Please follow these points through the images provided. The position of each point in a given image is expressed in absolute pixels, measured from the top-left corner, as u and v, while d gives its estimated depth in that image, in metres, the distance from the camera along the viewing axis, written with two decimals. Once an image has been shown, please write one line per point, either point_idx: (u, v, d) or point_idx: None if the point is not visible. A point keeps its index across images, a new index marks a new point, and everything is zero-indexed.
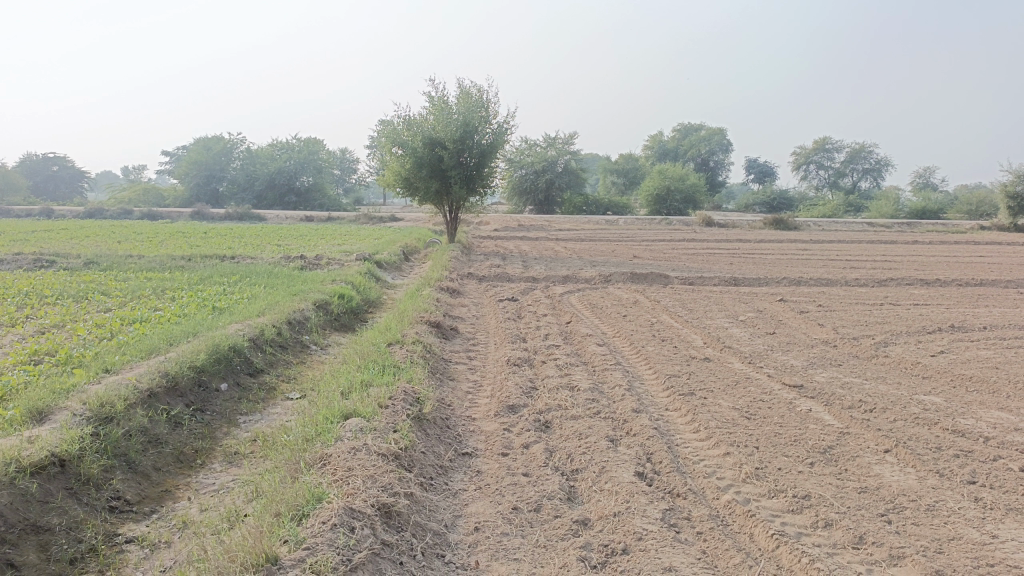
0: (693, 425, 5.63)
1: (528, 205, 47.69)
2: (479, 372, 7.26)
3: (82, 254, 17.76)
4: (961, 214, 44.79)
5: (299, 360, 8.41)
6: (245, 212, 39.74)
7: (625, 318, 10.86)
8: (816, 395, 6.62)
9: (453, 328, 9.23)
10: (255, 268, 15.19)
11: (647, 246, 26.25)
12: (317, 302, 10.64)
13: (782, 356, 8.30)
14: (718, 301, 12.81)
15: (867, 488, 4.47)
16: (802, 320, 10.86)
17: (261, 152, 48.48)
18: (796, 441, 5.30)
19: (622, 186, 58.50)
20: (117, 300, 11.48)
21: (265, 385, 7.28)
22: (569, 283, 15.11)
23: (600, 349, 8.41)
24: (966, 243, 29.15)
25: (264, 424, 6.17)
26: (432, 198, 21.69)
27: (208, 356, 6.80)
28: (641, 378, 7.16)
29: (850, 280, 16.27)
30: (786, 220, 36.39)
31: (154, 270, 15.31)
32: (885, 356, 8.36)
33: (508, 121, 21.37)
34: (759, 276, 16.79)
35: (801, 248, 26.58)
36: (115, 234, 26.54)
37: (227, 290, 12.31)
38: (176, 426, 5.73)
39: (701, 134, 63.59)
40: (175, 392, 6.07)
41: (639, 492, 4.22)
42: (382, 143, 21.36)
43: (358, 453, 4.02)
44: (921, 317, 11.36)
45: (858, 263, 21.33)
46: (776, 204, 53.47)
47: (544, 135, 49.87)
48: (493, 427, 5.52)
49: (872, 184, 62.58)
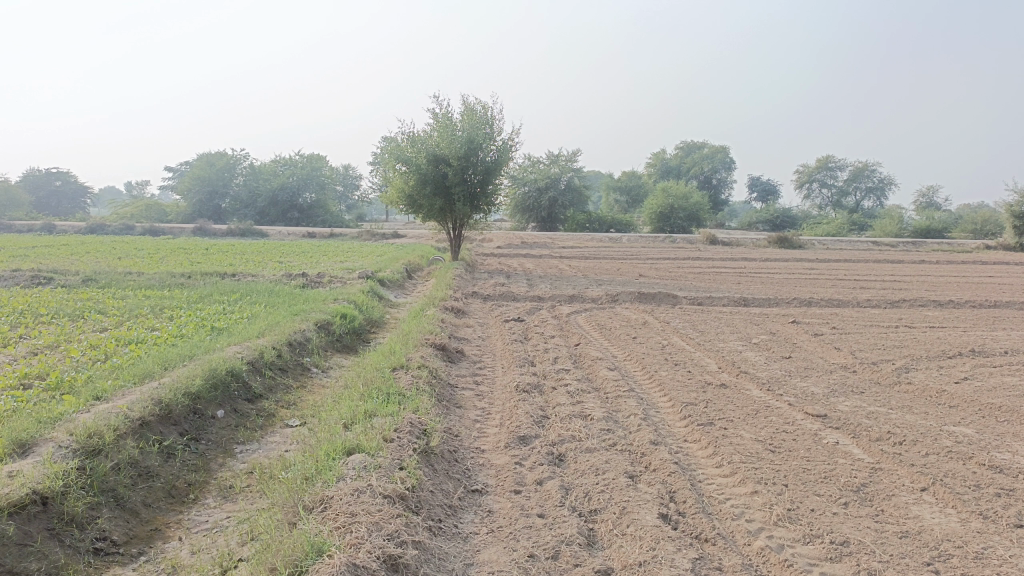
0: (715, 459, 5.31)
1: (531, 222, 47.51)
2: (487, 399, 6.95)
3: (81, 271, 17.50)
4: (966, 233, 44.51)
5: (300, 384, 8.12)
6: (247, 228, 39.55)
7: (635, 340, 10.55)
8: (841, 426, 6.30)
9: (459, 351, 8.93)
10: (256, 286, 14.92)
11: (652, 265, 26.01)
12: (318, 322, 10.36)
13: (802, 383, 7.97)
14: (729, 323, 12.51)
15: (909, 533, 4.15)
16: (818, 344, 10.54)
17: (264, 169, 48.40)
18: (826, 478, 4.98)
19: (625, 204, 58.35)
20: (113, 319, 11.20)
21: (264, 411, 6.97)
22: (576, 303, 14.82)
23: (611, 374, 8.10)
24: (973, 263, 28.85)
25: (262, 455, 5.87)
26: (435, 215, 21.46)
27: (204, 381, 6.50)
28: (657, 406, 6.85)
29: (861, 301, 15.94)
30: (791, 239, 36.14)
31: (153, 287, 15.04)
32: (908, 384, 8.03)
33: (513, 137, 21.18)
34: (768, 296, 16.48)
35: (807, 267, 26.30)
36: (116, 250, 26.31)
37: (226, 309, 12.03)
38: (168, 457, 5.42)
39: (704, 152, 63.51)
40: (168, 421, 5.77)
41: (665, 538, 3.91)
42: (386, 160, 21.15)
43: (361, 496, 3.70)
44: (938, 341, 11.04)
45: (867, 283, 21.02)
46: (780, 222, 53.26)
47: (547, 152, 49.76)
48: (504, 461, 5.21)
49: (875, 203, 62.37)
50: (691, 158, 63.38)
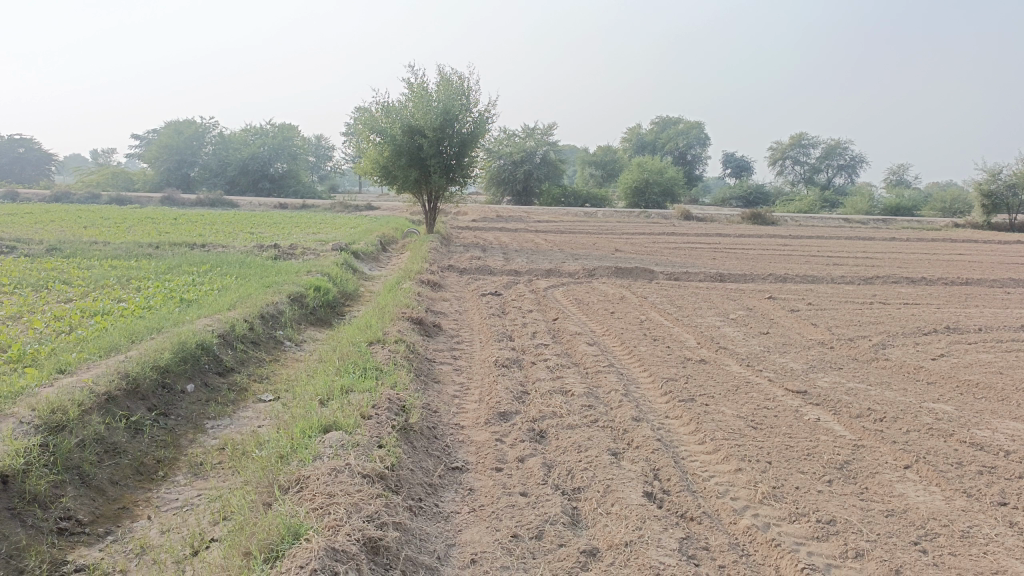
0: (698, 436, 5.25)
1: (506, 195, 47.21)
2: (466, 374, 6.82)
3: (44, 240, 16.99)
4: (935, 212, 44.97)
5: (272, 357, 7.92)
6: (217, 199, 38.82)
7: (613, 315, 10.47)
8: (822, 402, 6.27)
9: (436, 325, 8.78)
10: (227, 258, 14.59)
11: (628, 239, 25.97)
12: (292, 295, 10.15)
13: (781, 358, 7.95)
14: (707, 298, 12.48)
15: (895, 512, 4.11)
16: (795, 320, 10.54)
17: (235, 138, 47.49)
18: (809, 455, 4.95)
19: (600, 178, 58.21)
20: (79, 290, 10.86)
21: (235, 386, 6.79)
22: (553, 277, 14.71)
23: (591, 349, 8.01)
24: (943, 241, 29.16)
25: (234, 431, 5.71)
26: (410, 187, 21.15)
27: (173, 354, 6.30)
28: (637, 382, 6.78)
29: (836, 277, 16.02)
30: (764, 215, 36.29)
31: (119, 257, 14.65)
32: (886, 360, 8.03)
33: (489, 109, 20.89)
34: (744, 272, 16.48)
35: (781, 243, 26.41)
36: (81, 219, 25.63)
37: (196, 280, 11.74)
38: (136, 433, 5.24)
39: (680, 127, 63.42)
40: (135, 395, 5.57)
41: (651, 517, 3.82)
42: (360, 131, 20.75)
43: (340, 476, 3.56)
44: (913, 317, 11.09)
45: (841, 260, 21.14)
46: (753, 199, 53.55)
47: (522, 125, 49.36)
48: (484, 438, 5.10)
49: (846, 180, 62.87)
50: (666, 133, 63.29)
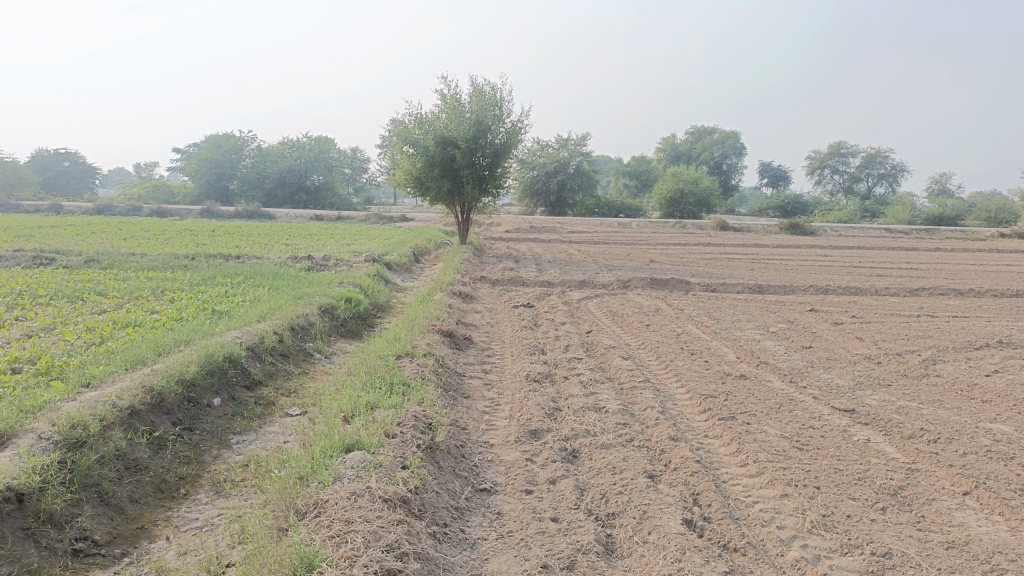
0: (740, 457, 4.98)
1: (539, 206, 47.05)
2: (496, 389, 6.62)
3: (83, 252, 17.21)
4: (979, 221, 43.82)
5: (301, 370, 7.80)
6: (255, 211, 39.28)
7: (648, 328, 10.19)
8: (871, 422, 5.95)
9: (467, 337, 8.60)
10: (260, 269, 14.60)
11: (664, 250, 25.61)
12: (322, 307, 10.06)
13: (825, 374, 7.60)
14: (745, 310, 12.14)
15: (956, 544, 3.81)
16: (838, 333, 10.17)
17: (272, 151, 48.10)
18: (860, 480, 4.65)
19: (635, 189, 57.79)
20: (113, 302, 10.89)
21: (263, 399, 6.66)
22: (586, 289, 14.47)
23: (626, 363, 7.75)
24: (989, 251, 28.32)
25: (258, 447, 5.57)
26: (444, 198, 21.06)
27: (199, 367, 6.19)
28: (675, 399, 6.51)
29: (880, 289, 15.53)
30: (802, 225, 35.62)
31: (155, 269, 14.75)
32: (937, 377, 7.65)
33: (522, 119, 20.77)
34: (784, 283, 16.07)
35: (821, 254, 25.82)
36: (122, 231, 26.04)
37: (229, 292, 11.73)
38: (159, 449, 5.13)
39: (716, 136, 62.77)
40: (160, 410, 5.47)
41: (691, 548, 3.58)
42: (393, 142, 20.76)
43: (360, 501, 3.37)
44: (963, 331, 10.63)
45: (883, 271, 20.58)
46: (791, 209, 52.79)
47: (556, 136, 49.21)
48: (514, 457, 4.88)
49: (887, 189, 61.61)
50: (702, 143, 62.69)
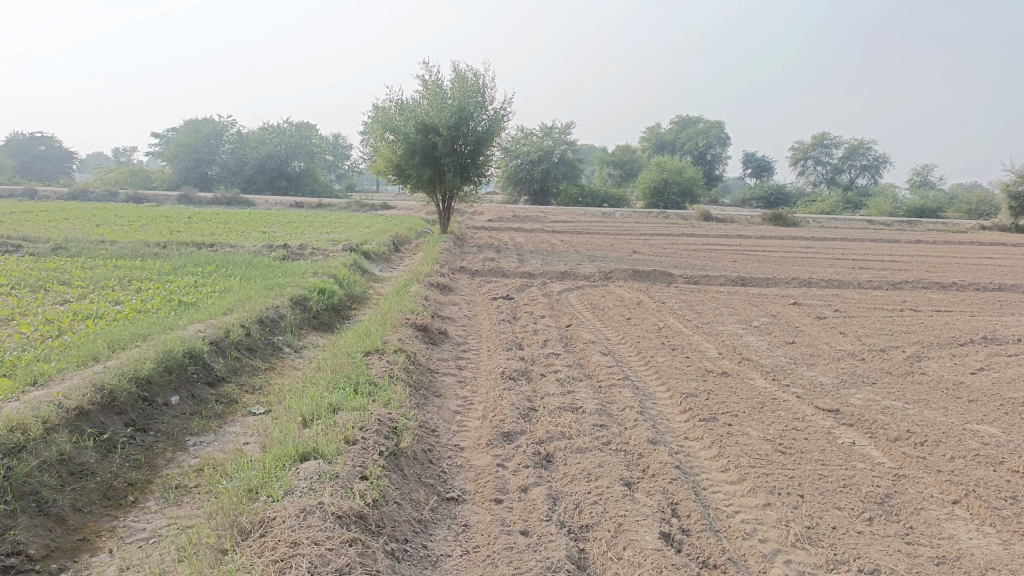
0: (721, 462, 4.76)
1: (523, 195, 46.73)
2: (470, 387, 6.36)
3: (51, 238, 16.73)
4: (960, 213, 44.01)
5: (268, 365, 7.50)
6: (234, 197, 38.69)
7: (629, 322, 9.96)
8: (856, 424, 5.74)
9: (442, 332, 8.33)
10: (234, 258, 14.23)
11: (647, 241, 25.42)
12: (294, 298, 9.74)
13: (808, 372, 7.41)
14: (728, 303, 11.95)
15: (946, 559, 3.61)
16: (822, 328, 10.00)
17: (253, 136, 47.39)
18: (846, 487, 4.45)
19: (619, 178, 57.60)
20: (77, 291, 10.52)
21: (225, 397, 6.36)
22: (568, 280, 14.23)
23: (605, 360, 7.51)
24: (971, 244, 28.39)
25: (216, 449, 5.29)
26: (425, 186, 20.73)
27: (156, 363, 5.89)
28: (655, 398, 6.28)
29: (863, 282, 15.42)
30: (785, 216, 35.56)
31: (125, 257, 14.34)
32: (922, 375, 7.46)
33: (505, 107, 20.44)
34: (767, 276, 15.91)
35: (805, 245, 25.74)
36: (96, 217, 25.48)
37: (199, 282, 11.38)
38: (108, 452, 4.84)
39: (700, 126, 62.61)
40: (111, 410, 5.19)
41: (668, 565, 3.35)
42: (373, 129, 20.37)
43: (310, 519, 3.10)
44: (947, 326, 10.48)
45: (866, 263, 20.49)
46: (774, 200, 52.85)
47: (540, 124, 48.81)
48: (484, 462, 4.64)
49: (869, 181, 61.83)
50: (686, 133, 62.55)
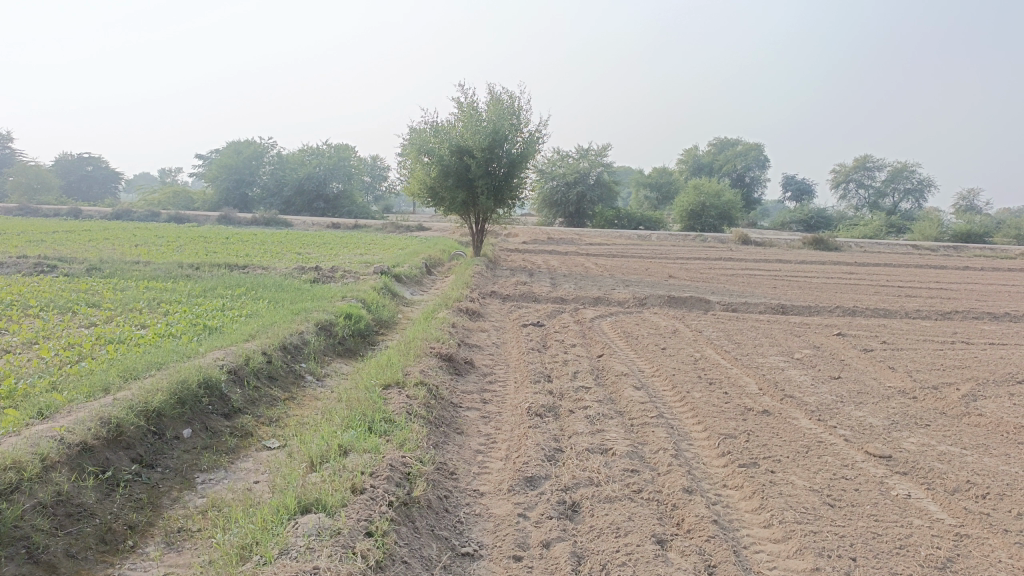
0: (763, 517, 4.37)
1: (559, 217, 46.55)
2: (494, 423, 6.03)
3: (87, 259, 16.83)
4: (1008, 238, 42.70)
5: (289, 395, 7.26)
6: (272, 217, 39.02)
7: (663, 352, 9.55)
8: (911, 473, 5.29)
9: (468, 362, 8.02)
10: (264, 280, 14.12)
11: (683, 264, 24.98)
12: (319, 323, 9.53)
13: (856, 412, 6.92)
14: (768, 333, 11.47)
15: None
16: (868, 362, 9.49)
17: (292, 158, 47.89)
18: (903, 548, 4.03)
19: (656, 201, 57.20)
20: (105, 314, 10.45)
21: (239, 429, 6.13)
22: (601, 306, 13.87)
23: (638, 395, 7.12)
24: (1020, 271, 27.38)
25: (225, 487, 5.04)
26: (458, 208, 20.56)
27: (168, 395, 5.69)
28: (690, 439, 5.89)
29: (910, 311, 14.79)
30: (826, 240, 34.76)
31: (157, 278, 14.35)
32: (979, 417, 6.93)
33: (540, 129, 20.24)
34: (809, 303, 15.37)
35: (847, 271, 25.04)
36: (135, 237, 25.74)
37: (226, 305, 11.25)
38: (110, 491, 4.61)
39: (738, 149, 61.88)
40: (118, 445, 4.99)
41: None
42: (408, 151, 20.27)
43: None
44: (1003, 361, 9.88)
45: (912, 290, 19.78)
46: (814, 223, 51.98)
47: (576, 146, 48.62)
48: (505, 510, 4.30)
49: (913, 205, 60.45)
50: (724, 156, 61.90)
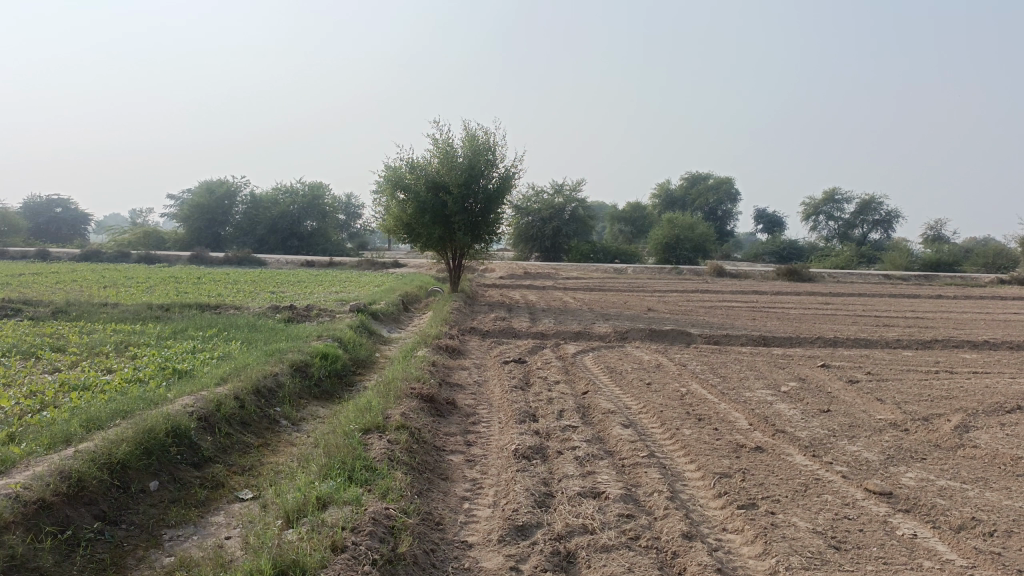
0: (768, 563, 4.16)
1: (534, 252, 46.57)
2: (480, 468, 5.76)
3: (54, 302, 16.36)
4: (977, 267, 43.35)
5: (263, 442, 6.94)
6: (245, 256, 38.56)
7: (649, 388, 9.34)
8: (914, 511, 5.10)
9: (450, 402, 7.75)
10: (237, 321, 13.76)
11: (661, 297, 24.95)
12: (294, 365, 9.22)
13: (850, 447, 6.75)
14: (752, 366, 11.33)
15: None
16: (856, 394, 9.35)
17: (266, 197, 47.55)
18: None
19: (630, 235, 57.49)
20: (70, 358, 10.04)
21: (211, 480, 5.80)
22: (582, 341, 13.68)
23: (627, 433, 6.90)
24: (992, 299, 27.68)
25: (194, 544, 4.71)
26: (435, 245, 20.37)
27: (134, 446, 5.37)
28: (684, 479, 5.67)
29: (890, 340, 14.76)
30: (801, 271, 35.01)
31: (125, 320, 13.94)
32: (974, 448, 6.78)
33: (516, 165, 20.21)
34: (790, 334, 15.29)
35: (823, 302, 25.10)
36: (105, 278, 25.21)
37: (197, 347, 10.88)
38: (69, 553, 4.28)
39: (710, 182, 62.57)
40: (79, 501, 4.65)
41: None
42: (383, 188, 20.08)
43: None
44: (989, 391, 9.79)
45: (890, 320, 19.83)
46: (786, 255, 52.57)
47: (551, 181, 48.82)
48: (496, 563, 4.04)
49: (882, 235, 61.33)
50: (696, 189, 62.55)
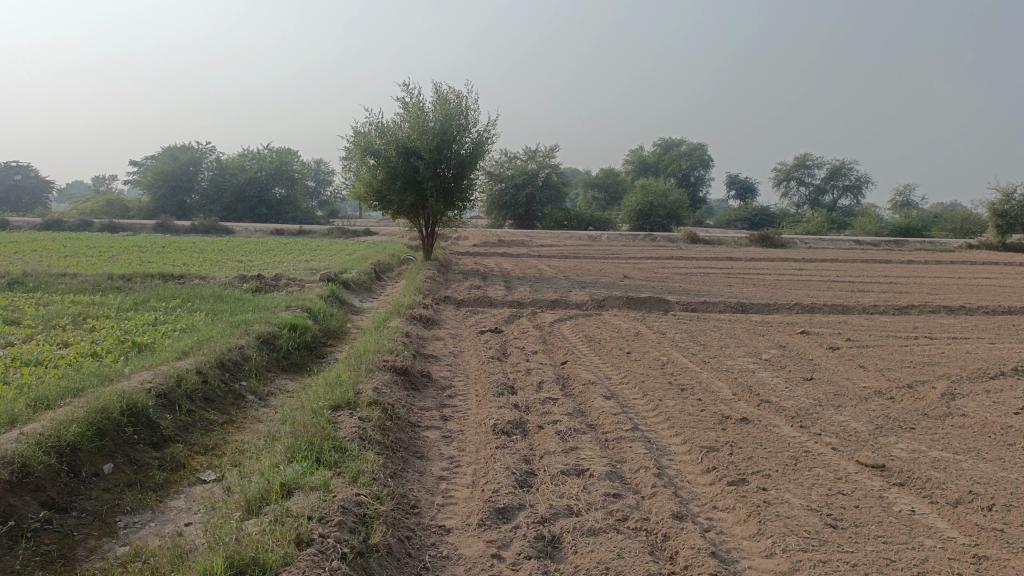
0: (764, 544, 3.94)
1: (507, 219, 46.12)
2: (457, 445, 5.48)
3: (11, 272, 15.70)
4: (945, 232, 43.78)
5: (228, 419, 6.59)
6: (212, 225, 37.64)
7: (629, 357, 9.10)
8: (909, 484, 4.92)
9: (425, 375, 7.44)
10: (202, 291, 13.26)
11: (636, 264, 24.75)
12: (261, 337, 8.83)
13: (838, 417, 6.55)
14: (731, 334, 11.15)
15: None
16: (838, 361, 9.21)
17: (232, 163, 46.39)
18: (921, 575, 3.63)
19: (603, 201, 57.20)
20: (23, 331, 9.54)
21: (171, 462, 5.46)
22: (559, 309, 13.42)
23: (609, 405, 6.65)
24: (962, 264, 27.90)
25: (152, 532, 4.38)
26: (407, 212, 19.86)
27: (85, 426, 5.01)
28: (671, 454, 5.43)
29: (867, 305, 14.70)
30: (774, 237, 34.99)
31: (85, 291, 13.39)
32: (963, 417, 6.63)
33: (488, 129, 19.74)
34: (767, 300, 15.14)
35: (797, 267, 25.10)
36: (66, 248, 24.40)
37: (160, 319, 10.42)
38: (12, 546, 3.93)
39: (683, 148, 62.29)
40: (23, 488, 4.30)
41: None
42: (352, 153, 19.49)
43: None
44: (970, 357, 9.70)
45: (864, 285, 19.84)
46: (758, 221, 52.79)
47: (524, 147, 48.23)
48: (476, 550, 3.77)
49: (852, 201, 61.68)
50: (669, 156, 62.26)
